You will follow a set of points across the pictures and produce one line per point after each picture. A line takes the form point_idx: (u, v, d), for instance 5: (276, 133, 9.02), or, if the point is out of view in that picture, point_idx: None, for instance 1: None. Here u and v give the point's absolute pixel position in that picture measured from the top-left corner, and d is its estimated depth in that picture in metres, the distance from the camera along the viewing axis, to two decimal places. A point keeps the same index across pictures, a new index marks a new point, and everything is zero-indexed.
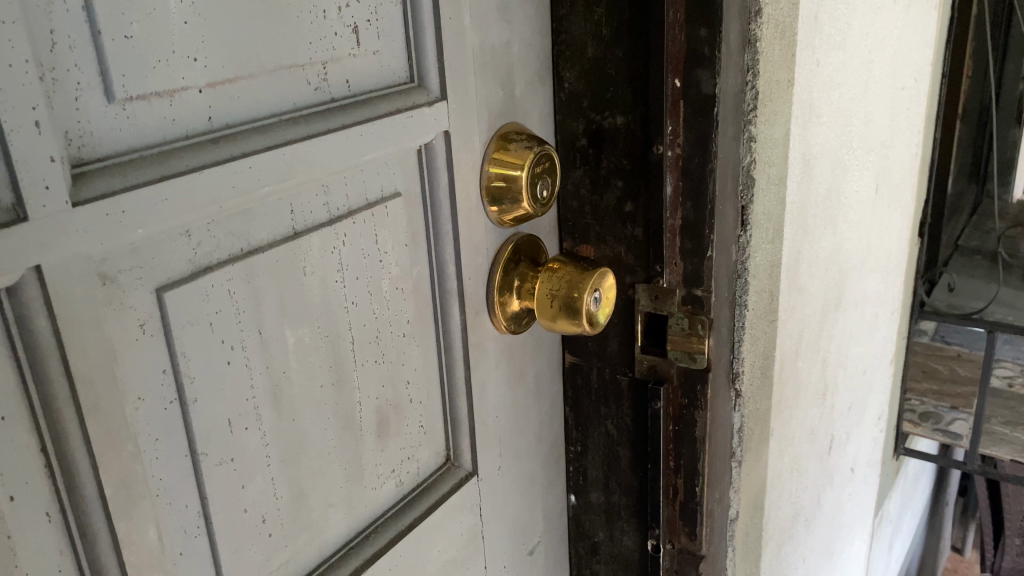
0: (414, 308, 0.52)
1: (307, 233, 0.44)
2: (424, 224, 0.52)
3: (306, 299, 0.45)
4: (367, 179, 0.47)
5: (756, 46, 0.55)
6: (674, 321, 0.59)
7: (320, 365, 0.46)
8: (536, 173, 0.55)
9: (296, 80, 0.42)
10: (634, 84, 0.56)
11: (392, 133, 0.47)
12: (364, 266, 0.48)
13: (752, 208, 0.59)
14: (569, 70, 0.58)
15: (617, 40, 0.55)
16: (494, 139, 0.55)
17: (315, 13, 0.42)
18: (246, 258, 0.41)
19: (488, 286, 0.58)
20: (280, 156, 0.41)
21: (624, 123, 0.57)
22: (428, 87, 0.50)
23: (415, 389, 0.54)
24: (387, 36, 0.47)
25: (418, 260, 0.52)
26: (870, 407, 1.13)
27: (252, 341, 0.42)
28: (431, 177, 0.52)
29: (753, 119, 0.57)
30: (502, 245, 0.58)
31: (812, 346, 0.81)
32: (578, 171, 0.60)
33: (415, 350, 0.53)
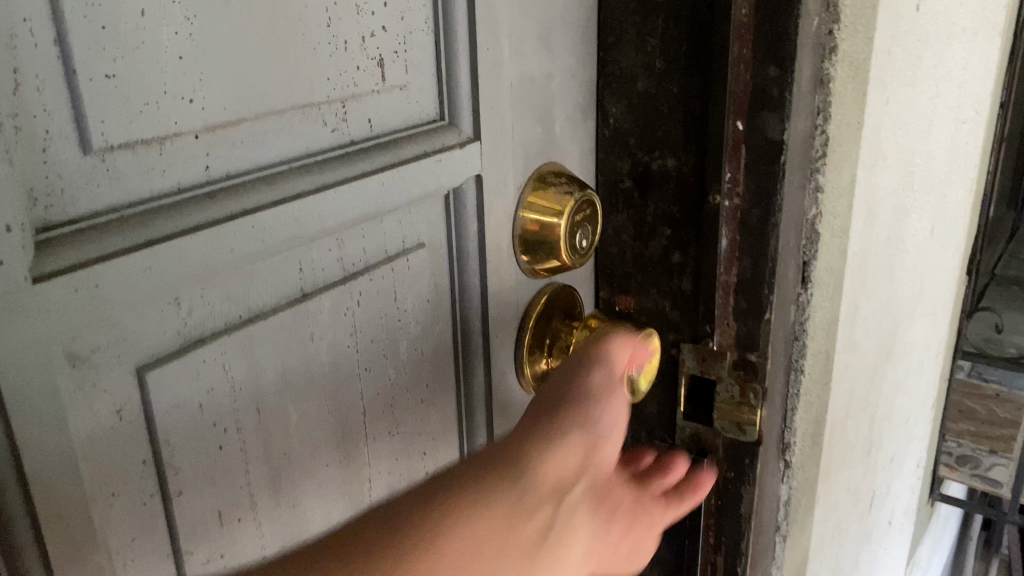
0: (433, 370, 0.46)
1: (316, 294, 0.38)
2: (449, 278, 0.46)
3: (313, 368, 0.39)
4: (387, 230, 0.42)
5: (829, 86, 0.49)
6: (723, 388, 0.53)
7: (326, 441, 0.41)
8: (578, 220, 0.49)
9: (310, 121, 0.36)
10: (688, 125, 0.49)
11: (416, 180, 0.42)
12: (380, 327, 0.42)
13: (813, 265, 0.53)
14: (615, 104, 0.52)
15: (672, 75, 0.49)
16: (531, 181, 0.49)
17: (336, 44, 0.36)
18: (245, 327, 0.35)
19: (517, 342, 0.52)
20: (289, 210, 0.35)
21: (676, 167, 0.51)
22: (459, 126, 0.44)
23: (433, 460, 0.48)
24: (417, 69, 0.41)
25: (441, 316, 0.46)
26: (910, 456, 1.06)
27: (250, 419, 0.36)
28: (459, 225, 0.46)
29: (821, 167, 0.50)
30: (536, 298, 0.52)
31: (861, 403, 0.74)
32: (621, 216, 0.54)
33: (435, 417, 0.47)
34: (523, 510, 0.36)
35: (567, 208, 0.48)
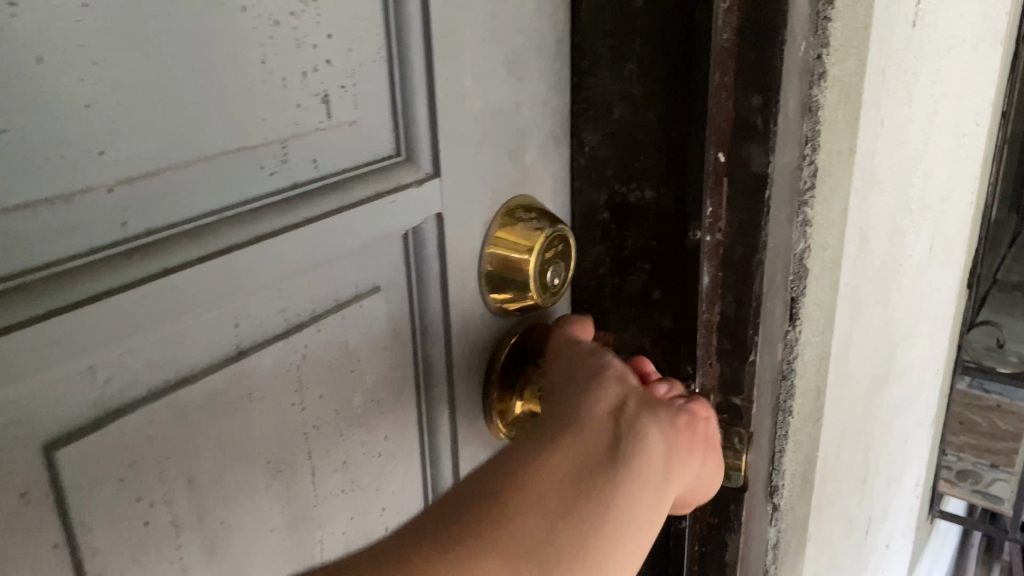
0: (394, 421, 0.44)
1: (253, 350, 0.35)
2: (410, 322, 0.44)
3: (253, 429, 0.36)
4: (336, 276, 0.39)
5: (818, 113, 0.46)
6: None
7: (269, 504, 0.38)
8: (549, 258, 0.46)
9: (245, 165, 0.33)
10: (668, 154, 0.46)
11: (369, 222, 0.39)
12: (330, 381, 0.40)
13: (802, 300, 0.50)
14: (590, 132, 0.49)
15: (650, 102, 0.46)
16: (499, 214, 0.46)
17: (272, 80, 0.33)
18: (172, 392, 0.32)
19: (486, 384, 0.49)
20: (222, 263, 0.32)
21: (654, 199, 0.48)
22: (417, 162, 0.41)
23: (392, 513, 0.46)
24: (368, 104, 0.38)
25: (402, 363, 0.44)
26: (909, 476, 1.03)
27: (181, 490, 0.33)
28: (419, 266, 0.43)
29: (809, 199, 0.47)
30: (507, 337, 0.50)
31: (855, 433, 0.71)
32: (598, 249, 0.51)
33: (395, 469, 0.45)
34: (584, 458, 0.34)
35: (536, 243, 0.46)
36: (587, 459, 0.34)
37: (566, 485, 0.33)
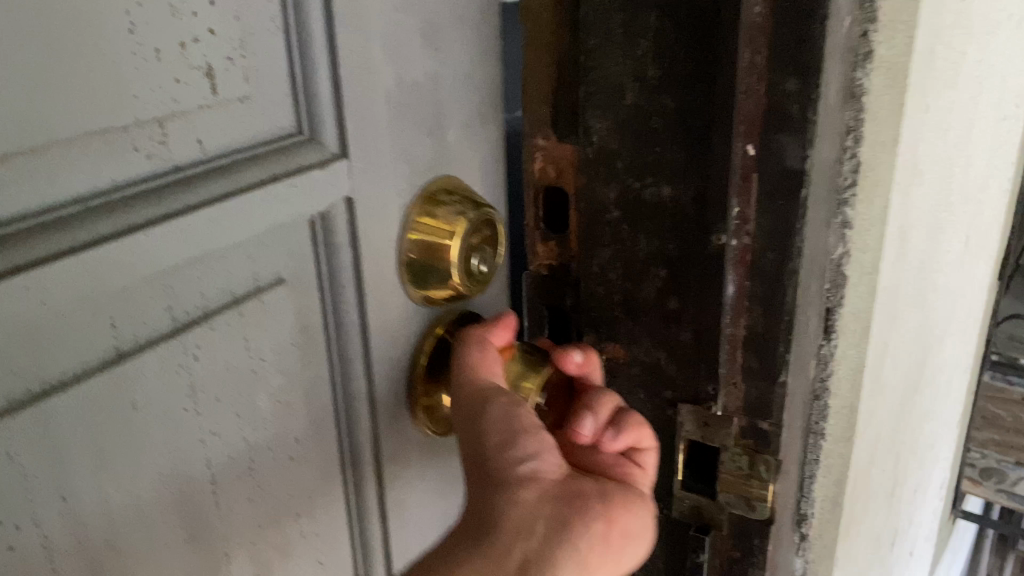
0: (308, 432, 0.37)
1: (134, 358, 0.28)
2: (322, 322, 0.37)
3: (145, 462, 0.29)
4: (235, 273, 0.32)
5: (862, 100, 0.40)
6: (729, 457, 0.45)
7: (171, 550, 0.31)
8: (473, 243, 0.41)
9: (112, 146, 0.26)
10: (687, 147, 0.40)
11: (271, 213, 0.32)
12: (233, 397, 0.32)
13: (839, 311, 0.44)
14: (597, 119, 0.43)
15: (666, 86, 0.40)
16: (421, 197, 0.40)
17: (142, 46, 0.26)
18: (42, 417, 0.25)
19: (410, 379, 0.43)
20: (89, 265, 0.25)
21: (672, 197, 0.42)
22: (324, 140, 0.34)
23: (310, 534, 0.38)
24: (262, 69, 0.31)
25: (314, 367, 0.37)
26: (934, 481, 0.97)
27: (60, 530, 0.26)
28: (329, 256, 0.36)
29: (850, 199, 0.42)
30: (435, 330, 0.44)
31: (885, 446, 0.65)
32: (607, 252, 0.45)
33: (312, 486, 0.38)
34: None
35: (460, 228, 0.40)
36: None
37: None
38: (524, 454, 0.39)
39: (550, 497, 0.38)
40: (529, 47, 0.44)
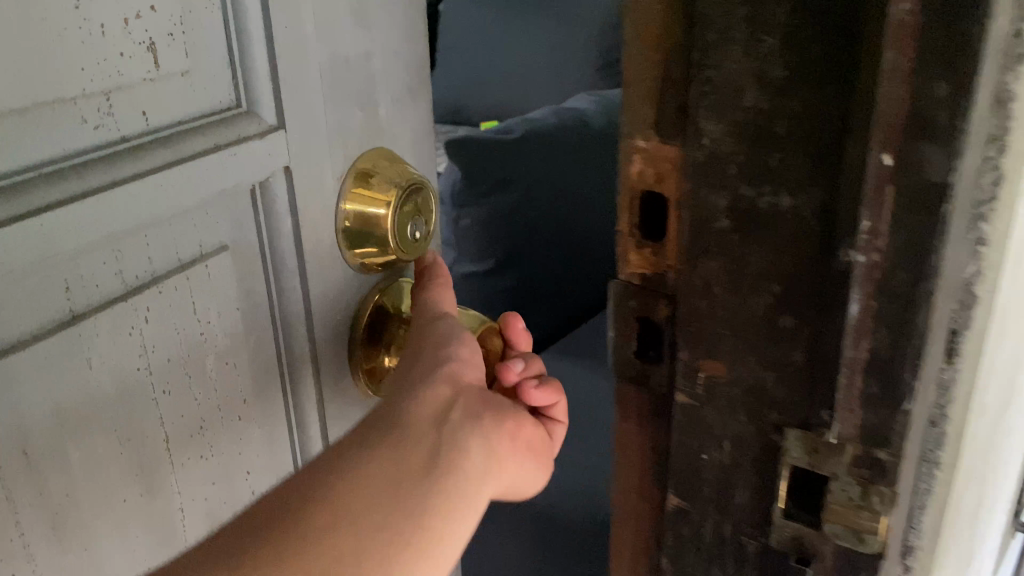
0: (249, 359, 0.47)
1: (93, 308, 0.36)
2: (262, 269, 0.47)
3: (113, 362, 0.38)
4: (185, 226, 0.41)
5: (1011, 107, 0.36)
6: (839, 487, 0.42)
7: (133, 441, 0.39)
8: (405, 211, 0.51)
9: (72, 116, 0.34)
10: (813, 154, 0.37)
11: (214, 172, 0.41)
12: (185, 318, 0.42)
13: (965, 334, 0.41)
14: (711, 121, 0.40)
15: (795, 87, 0.37)
16: (354, 171, 0.51)
17: (90, 29, 0.35)
18: (40, 333, 0.34)
19: (353, 324, 0.54)
20: (47, 226, 0.33)
21: (792, 206, 0.38)
22: (259, 114, 0.44)
23: (251, 447, 0.48)
24: (199, 58, 0.41)
25: (257, 304, 0.47)
26: (1005, 499, 0.93)
27: (43, 423, 0.35)
28: (269, 216, 0.46)
29: (989, 213, 0.38)
30: (380, 287, 0.55)
31: (977, 468, 0.62)
32: (712, 263, 0.42)
33: (253, 403, 0.48)
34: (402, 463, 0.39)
35: (393, 199, 0.51)
36: (403, 470, 0.39)
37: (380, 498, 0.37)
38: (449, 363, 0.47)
39: (466, 395, 0.45)
40: (634, 43, 0.42)
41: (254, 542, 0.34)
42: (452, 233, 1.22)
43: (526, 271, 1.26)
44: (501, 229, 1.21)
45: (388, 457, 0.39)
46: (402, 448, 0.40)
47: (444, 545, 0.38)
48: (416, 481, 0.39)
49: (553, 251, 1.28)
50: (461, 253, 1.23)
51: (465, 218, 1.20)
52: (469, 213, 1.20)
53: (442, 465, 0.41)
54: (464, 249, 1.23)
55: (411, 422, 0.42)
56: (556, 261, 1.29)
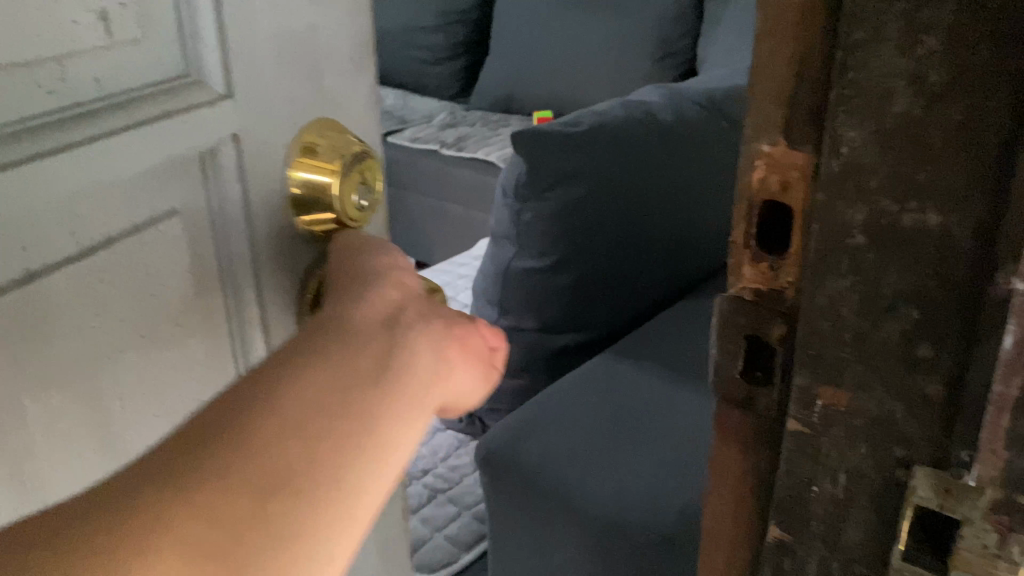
0: (196, 317, 0.50)
1: (48, 261, 0.40)
2: (212, 234, 0.50)
3: (62, 310, 0.41)
4: (138, 190, 0.44)
5: None
6: (972, 534, 0.38)
7: (78, 385, 0.43)
8: (353, 179, 0.53)
9: (25, 81, 0.38)
10: (973, 162, 0.33)
11: (163, 137, 0.44)
12: (134, 273, 0.45)
13: None
14: (850, 128, 0.36)
15: (957, 93, 0.33)
16: (300, 141, 0.52)
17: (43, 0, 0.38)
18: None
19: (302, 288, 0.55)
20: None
21: (941, 224, 0.35)
22: (211, 84, 0.46)
23: (200, 401, 0.51)
24: (150, 28, 0.43)
25: (206, 265, 0.50)
26: None
27: None
28: (221, 186, 0.49)
29: None
30: (327, 254, 0.56)
31: None
32: (842, 282, 0.38)
33: (201, 359, 0.51)
34: (345, 371, 0.34)
35: (340, 167, 0.52)
36: (346, 376, 0.34)
37: (319, 405, 0.32)
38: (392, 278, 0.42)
39: (410, 305, 0.40)
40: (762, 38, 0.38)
41: (185, 455, 0.29)
42: (514, 228, 1.22)
43: (590, 268, 1.23)
44: (564, 225, 1.18)
45: (331, 364, 0.34)
46: (345, 354, 0.35)
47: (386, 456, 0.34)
48: (363, 388, 0.34)
49: (618, 249, 1.24)
50: (522, 249, 1.22)
51: (527, 213, 1.19)
52: (532, 209, 1.18)
53: (392, 374, 0.36)
54: (525, 245, 1.22)
55: (349, 329, 0.37)
56: (621, 259, 1.26)
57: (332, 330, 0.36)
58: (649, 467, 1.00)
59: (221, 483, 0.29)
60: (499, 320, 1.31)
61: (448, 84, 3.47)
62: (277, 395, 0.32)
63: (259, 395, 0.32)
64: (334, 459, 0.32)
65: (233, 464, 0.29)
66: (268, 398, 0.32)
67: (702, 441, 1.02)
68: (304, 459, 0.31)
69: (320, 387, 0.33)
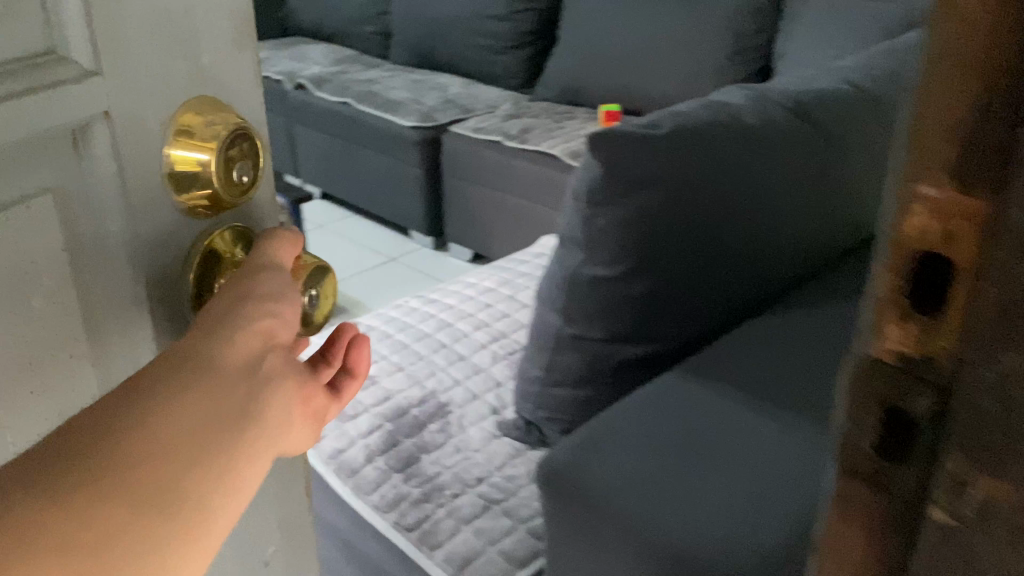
0: (71, 280, 0.55)
1: None
2: (84, 201, 0.54)
3: None
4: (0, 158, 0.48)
5: None
6: None
7: None
8: (230, 154, 0.57)
9: None
10: None
11: (27, 114, 0.48)
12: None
13: None
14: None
15: None
16: (176, 120, 0.56)
17: None
18: None
19: (185, 266, 0.59)
20: None
21: None
22: (79, 61, 0.50)
23: (77, 350, 0.56)
24: (16, 7, 0.47)
25: (77, 230, 0.54)
26: None
27: None
28: (89, 156, 0.53)
29: None
30: (208, 232, 0.60)
31: None
32: (995, 411, 0.27)
33: (76, 318, 0.56)
34: (213, 402, 0.46)
35: (215, 143, 0.56)
36: (211, 405, 0.45)
37: (186, 431, 0.44)
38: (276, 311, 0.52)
39: (276, 345, 0.51)
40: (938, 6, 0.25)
41: (66, 461, 0.40)
42: (585, 233, 1.16)
43: (665, 279, 1.16)
44: (639, 234, 1.12)
45: (201, 392, 0.45)
46: (218, 387, 0.46)
47: (235, 488, 0.45)
48: (222, 424, 0.46)
49: (695, 259, 1.17)
50: (592, 255, 1.17)
51: (600, 218, 1.13)
52: (606, 213, 1.12)
53: (250, 416, 0.47)
54: (597, 251, 1.16)
55: (219, 374, 0.47)
56: (697, 270, 1.19)
57: (213, 357, 0.47)
58: (739, 501, 0.93)
59: (87, 484, 0.39)
60: (564, 327, 1.26)
61: (515, 71, 3.40)
62: (153, 416, 0.43)
63: (135, 414, 0.43)
64: (188, 480, 0.43)
65: (102, 471, 0.40)
66: (140, 414, 0.43)
67: (795, 484, 0.93)
68: (165, 476, 0.42)
69: (185, 418, 0.44)
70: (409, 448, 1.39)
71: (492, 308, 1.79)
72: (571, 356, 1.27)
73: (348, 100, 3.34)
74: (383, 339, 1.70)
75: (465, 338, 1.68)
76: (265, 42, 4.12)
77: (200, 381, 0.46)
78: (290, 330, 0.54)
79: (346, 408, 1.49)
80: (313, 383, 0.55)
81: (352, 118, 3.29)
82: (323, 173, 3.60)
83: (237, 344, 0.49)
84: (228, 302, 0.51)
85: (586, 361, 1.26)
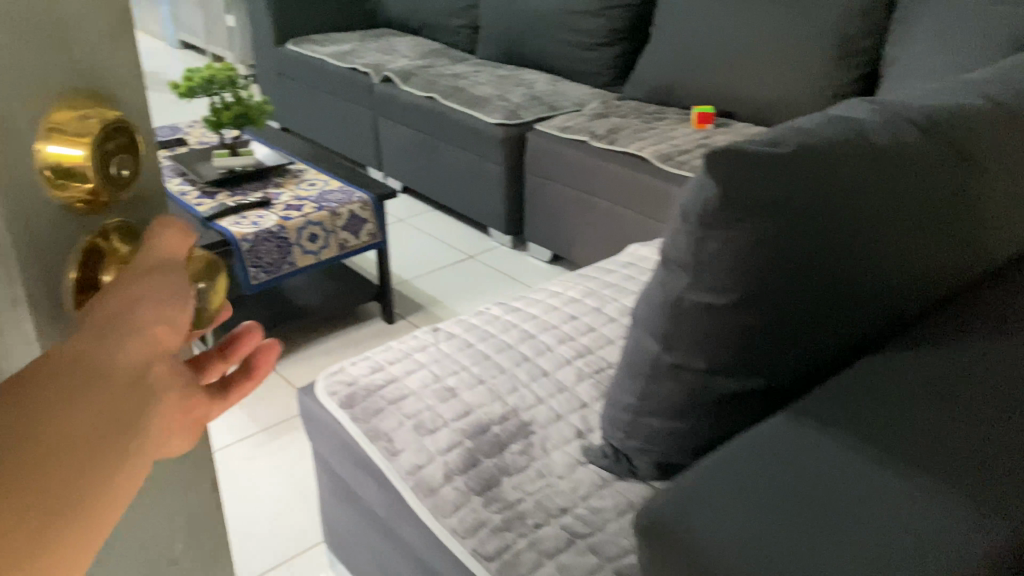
0: None
1: None
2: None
3: None
4: None
5: None
6: None
7: None
8: (106, 140, 0.40)
9: None
10: None
11: None
12: None
13: None
14: None
15: None
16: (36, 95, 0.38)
17: None
18: None
19: (51, 286, 0.41)
20: None
21: None
22: None
23: None
24: None
25: None
26: None
27: None
28: None
29: None
30: (84, 233, 0.42)
31: None
32: None
33: None
34: (68, 442, 0.35)
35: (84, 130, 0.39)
36: (60, 449, 0.34)
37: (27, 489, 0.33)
38: (165, 309, 0.39)
39: (161, 357, 0.39)
40: None
41: None
42: (693, 257, 1.07)
43: (778, 311, 1.07)
44: (754, 260, 1.03)
45: (50, 427, 0.34)
46: (77, 416, 0.35)
47: (90, 533, 0.36)
48: (80, 469, 0.35)
49: (812, 291, 1.08)
50: (699, 281, 1.08)
51: (712, 242, 1.04)
52: (718, 238, 1.03)
53: (119, 444, 0.37)
54: (704, 276, 1.07)
55: (89, 379, 0.36)
56: (813, 303, 1.09)
57: (75, 370, 0.36)
58: (874, 546, 0.85)
59: None
60: (662, 354, 1.18)
61: (603, 67, 3.30)
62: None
63: None
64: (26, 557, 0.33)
65: None
66: None
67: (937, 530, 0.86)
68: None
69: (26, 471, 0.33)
70: (489, 469, 1.32)
71: (577, 320, 1.71)
72: (670, 386, 1.19)
73: (433, 95, 3.31)
74: (464, 348, 1.63)
75: (549, 351, 1.61)
76: (354, 35, 4.13)
77: (49, 412, 0.34)
78: (183, 337, 0.40)
79: (425, 421, 1.43)
80: (204, 388, 0.43)
81: (437, 113, 3.25)
82: (405, 168, 3.57)
83: (109, 353, 0.37)
84: (104, 295, 0.38)
85: (684, 391, 1.17)
